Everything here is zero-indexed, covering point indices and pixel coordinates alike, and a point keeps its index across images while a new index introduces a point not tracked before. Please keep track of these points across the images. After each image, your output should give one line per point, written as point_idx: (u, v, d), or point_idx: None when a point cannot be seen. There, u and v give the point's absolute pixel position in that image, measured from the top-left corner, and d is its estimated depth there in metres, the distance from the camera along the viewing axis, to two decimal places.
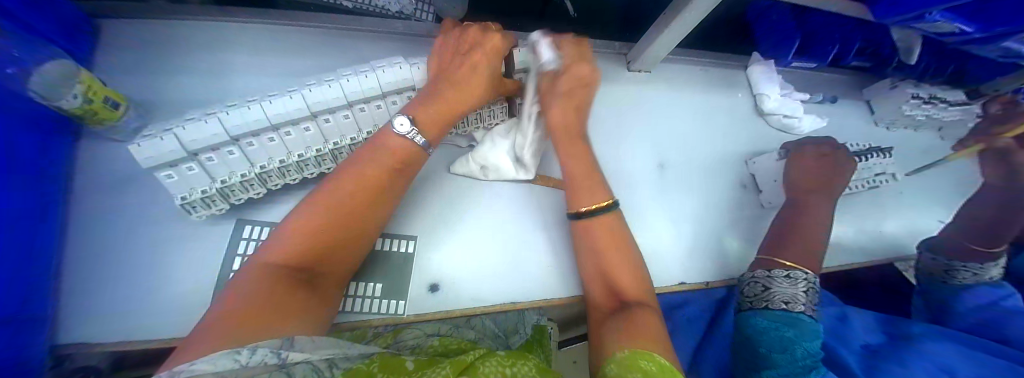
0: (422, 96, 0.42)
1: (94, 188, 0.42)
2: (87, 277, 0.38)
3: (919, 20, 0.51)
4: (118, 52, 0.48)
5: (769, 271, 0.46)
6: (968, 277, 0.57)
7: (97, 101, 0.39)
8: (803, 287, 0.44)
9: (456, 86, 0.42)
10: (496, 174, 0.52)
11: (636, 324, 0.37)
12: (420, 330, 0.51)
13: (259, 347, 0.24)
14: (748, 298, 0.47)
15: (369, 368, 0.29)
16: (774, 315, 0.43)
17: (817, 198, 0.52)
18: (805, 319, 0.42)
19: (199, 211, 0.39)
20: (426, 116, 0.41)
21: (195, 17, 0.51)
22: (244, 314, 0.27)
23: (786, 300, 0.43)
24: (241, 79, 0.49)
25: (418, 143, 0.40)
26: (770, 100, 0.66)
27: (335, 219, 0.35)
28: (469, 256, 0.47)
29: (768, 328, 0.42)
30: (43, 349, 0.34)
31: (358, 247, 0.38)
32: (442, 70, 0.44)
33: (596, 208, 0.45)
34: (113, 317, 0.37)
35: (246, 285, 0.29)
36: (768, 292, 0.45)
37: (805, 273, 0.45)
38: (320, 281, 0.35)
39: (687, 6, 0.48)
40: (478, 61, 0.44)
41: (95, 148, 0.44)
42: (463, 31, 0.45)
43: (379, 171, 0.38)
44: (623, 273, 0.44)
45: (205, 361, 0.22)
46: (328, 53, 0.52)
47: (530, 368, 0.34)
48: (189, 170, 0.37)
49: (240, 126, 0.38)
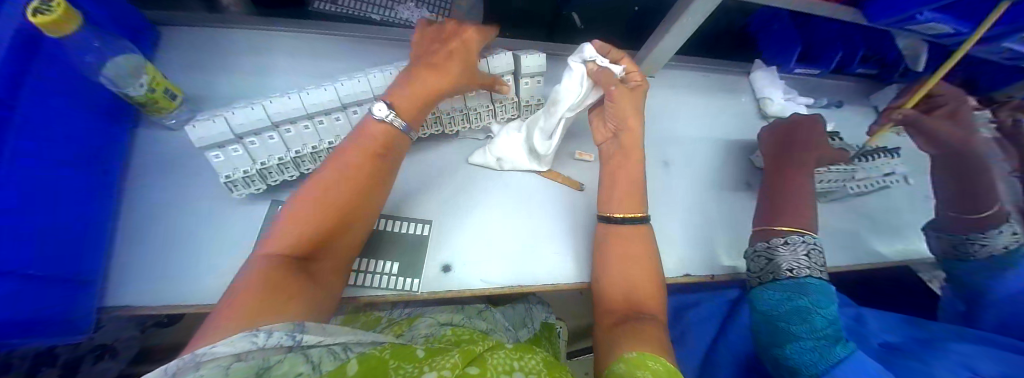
0: (400, 81, 0.45)
1: (145, 171, 0.47)
2: (131, 249, 0.42)
3: (911, 21, 0.53)
4: (173, 52, 0.55)
5: (769, 243, 0.48)
6: (978, 250, 0.51)
7: (158, 90, 0.45)
8: (804, 251, 0.46)
9: (438, 71, 0.45)
10: (510, 164, 0.56)
11: (641, 331, 0.38)
12: (432, 320, 0.53)
13: (274, 330, 0.26)
14: (754, 274, 0.48)
15: (381, 354, 0.30)
16: (781, 286, 0.44)
17: (791, 174, 0.54)
18: (812, 282, 0.43)
19: (240, 189, 0.43)
20: (402, 102, 0.43)
21: (238, 25, 0.58)
22: (256, 306, 0.28)
23: (791, 268, 0.45)
24: (278, 77, 0.55)
25: (397, 127, 0.43)
26: (773, 103, 0.68)
27: (327, 202, 0.37)
28: (462, 248, 0.49)
29: (781, 301, 0.43)
30: (91, 310, 0.38)
31: (357, 235, 0.40)
32: (422, 55, 0.46)
33: (630, 217, 0.48)
34: (153, 284, 0.41)
35: (253, 274, 0.31)
36: (772, 263, 0.47)
37: (803, 237, 0.47)
38: (319, 268, 0.36)
39: (684, 13, 0.52)
40: (454, 48, 0.46)
41: (147, 134, 0.49)
42: (441, 25, 0.48)
43: (359, 158, 0.40)
44: (630, 273, 0.45)
45: (225, 342, 0.24)
46: (358, 57, 0.58)
47: (536, 362, 0.35)
48: (234, 151, 0.41)
49: (281, 113, 0.43)
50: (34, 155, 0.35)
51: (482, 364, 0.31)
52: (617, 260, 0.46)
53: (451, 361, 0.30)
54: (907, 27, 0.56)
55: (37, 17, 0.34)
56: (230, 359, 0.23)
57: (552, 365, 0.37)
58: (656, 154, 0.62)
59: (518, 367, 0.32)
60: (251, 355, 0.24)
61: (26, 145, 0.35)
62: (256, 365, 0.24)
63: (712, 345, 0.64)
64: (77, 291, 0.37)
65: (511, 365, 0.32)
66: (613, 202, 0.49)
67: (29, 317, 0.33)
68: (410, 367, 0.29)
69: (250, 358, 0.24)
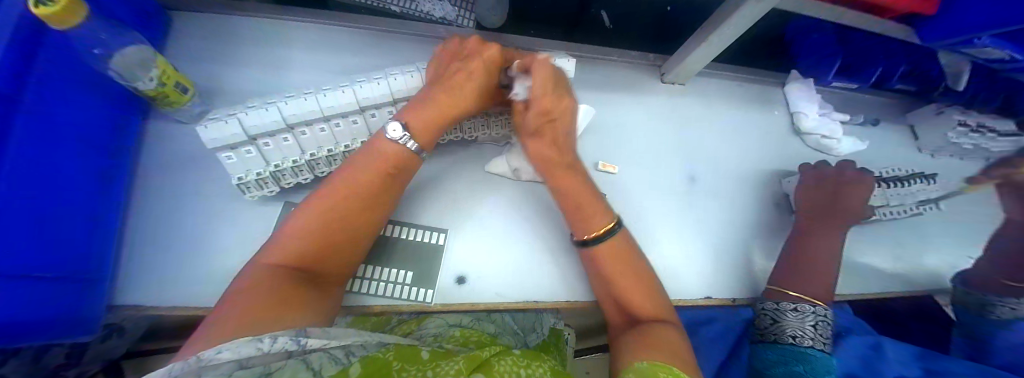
0: (419, 100, 0.42)
1: (156, 165, 0.45)
2: (140, 247, 0.41)
3: (967, 45, 0.50)
4: (185, 39, 0.52)
5: (778, 304, 0.46)
6: (1004, 312, 0.48)
7: (168, 85, 0.42)
8: (811, 322, 0.44)
9: (453, 92, 0.42)
10: (528, 174, 0.52)
11: (651, 337, 0.36)
12: (442, 320, 0.51)
13: (279, 335, 0.26)
14: (758, 331, 0.48)
15: (386, 357, 0.29)
16: (777, 350, 0.44)
17: (823, 231, 0.52)
18: (812, 354, 0.42)
19: (253, 192, 0.41)
20: (418, 121, 0.40)
21: (250, 14, 0.55)
22: (241, 317, 0.28)
23: (794, 335, 0.44)
24: (293, 72, 0.53)
25: (410, 148, 0.40)
26: (808, 119, 0.65)
27: (332, 220, 0.36)
28: (467, 258, 0.47)
29: (777, 362, 0.43)
30: (99, 309, 0.37)
31: (360, 249, 0.39)
32: (440, 75, 0.43)
33: (598, 236, 0.43)
34: (162, 284, 0.40)
35: (252, 285, 0.31)
36: (777, 325, 0.46)
37: (814, 306, 0.45)
38: (320, 280, 0.36)
39: (725, 22, 0.48)
40: (475, 69, 0.42)
41: (160, 126, 0.48)
42: (463, 41, 0.45)
43: (370, 174, 0.38)
44: (636, 294, 0.41)
45: (230, 349, 0.24)
46: (376, 53, 0.55)
47: (543, 370, 0.33)
48: (248, 153, 0.40)
49: (296, 115, 0.41)
50: (37, 150, 0.33)
51: (488, 371, 0.30)
52: (621, 281, 0.42)
53: (455, 367, 0.29)
54: (961, 50, 0.52)
55: (41, 8, 0.31)
56: (232, 365, 0.23)
57: (560, 374, 0.35)
58: (681, 169, 0.59)
59: (525, 375, 0.31)
60: (253, 362, 0.24)
61: (30, 138, 0.33)
62: (257, 370, 0.24)
63: (721, 366, 0.63)
64: (85, 292, 0.36)
65: (518, 372, 0.31)
66: (576, 221, 0.44)
67: (40, 317, 0.32)
68: (414, 370, 0.29)
69: (254, 365, 0.24)
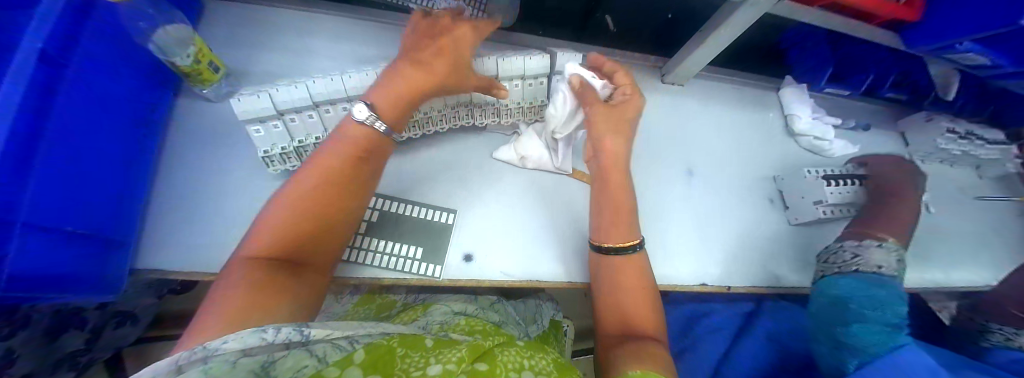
0: (381, 80, 0.44)
1: (181, 139, 0.48)
2: (164, 214, 0.43)
3: (949, 49, 0.53)
4: (214, 26, 0.56)
5: (861, 242, 0.51)
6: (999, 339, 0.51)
7: (203, 63, 0.45)
8: (893, 256, 0.50)
9: (420, 68, 0.44)
10: (533, 162, 0.55)
11: (638, 350, 0.35)
12: (446, 308, 0.53)
13: (282, 326, 0.24)
14: (834, 264, 0.51)
15: (390, 343, 0.28)
16: (860, 276, 0.47)
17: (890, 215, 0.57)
18: (892, 281, 0.47)
19: (276, 166, 0.45)
20: (381, 98, 0.42)
21: (276, 5, 0.59)
22: (230, 310, 0.27)
23: (879, 265, 0.49)
24: (314, 59, 0.56)
25: (379, 130, 0.42)
26: (801, 121, 0.68)
27: (306, 209, 0.37)
28: (472, 238, 0.49)
29: (857, 289, 0.46)
30: (123, 271, 0.39)
31: (339, 237, 0.39)
32: (406, 53, 0.45)
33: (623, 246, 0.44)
34: (185, 250, 0.42)
35: (235, 281, 0.30)
36: (860, 258, 0.50)
37: (895, 245, 0.51)
38: (308, 270, 0.36)
39: (721, 25, 0.52)
40: (444, 46, 0.45)
41: (188, 103, 0.50)
42: (435, 17, 0.47)
43: (335, 159, 0.40)
44: (630, 293, 0.43)
45: (235, 339, 0.22)
46: (393, 45, 0.59)
47: (546, 363, 0.33)
48: (275, 127, 0.43)
49: (322, 94, 0.44)
50: (72, 115, 0.36)
51: (491, 360, 0.29)
52: (621, 263, 0.44)
53: (457, 355, 0.28)
54: (945, 56, 0.56)
55: None
56: (232, 355, 0.21)
57: (563, 366, 0.35)
58: (678, 164, 0.62)
59: (529, 366, 0.31)
60: (255, 351, 0.22)
61: (69, 103, 0.35)
62: (261, 364, 0.22)
63: (723, 354, 0.64)
64: (109, 252, 0.38)
65: (522, 363, 0.31)
66: (605, 227, 0.46)
67: (60, 272, 0.34)
68: (417, 356, 0.28)
69: (257, 353, 0.22)
